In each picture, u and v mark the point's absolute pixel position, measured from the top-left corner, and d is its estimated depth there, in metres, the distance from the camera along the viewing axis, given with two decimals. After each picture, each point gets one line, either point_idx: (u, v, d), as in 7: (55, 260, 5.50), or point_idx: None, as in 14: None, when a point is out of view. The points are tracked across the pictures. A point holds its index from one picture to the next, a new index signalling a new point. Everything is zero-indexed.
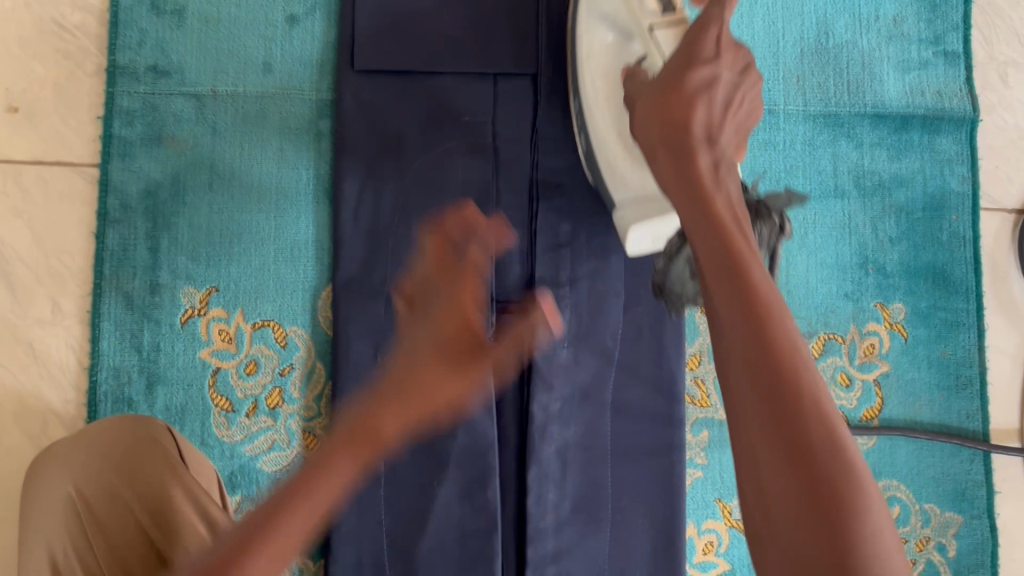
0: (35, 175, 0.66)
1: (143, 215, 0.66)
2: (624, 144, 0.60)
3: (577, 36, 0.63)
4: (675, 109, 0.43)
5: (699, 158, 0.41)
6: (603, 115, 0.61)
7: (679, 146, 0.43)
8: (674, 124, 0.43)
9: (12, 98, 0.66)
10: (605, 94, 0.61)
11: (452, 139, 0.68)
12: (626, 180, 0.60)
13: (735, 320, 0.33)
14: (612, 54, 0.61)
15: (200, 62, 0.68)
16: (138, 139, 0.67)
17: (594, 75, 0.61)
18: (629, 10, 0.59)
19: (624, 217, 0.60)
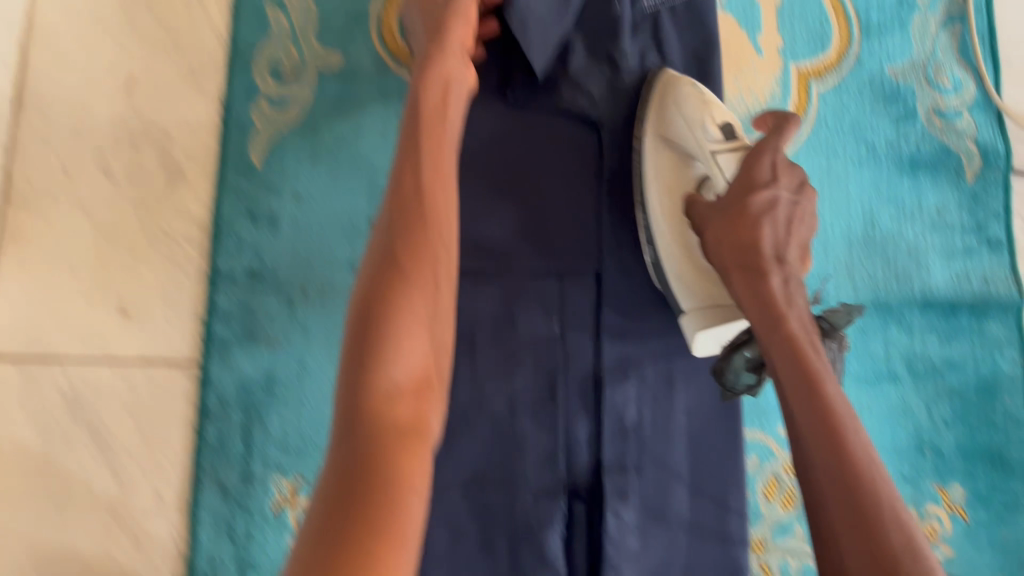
0: (143, 373, 0.72)
1: (239, 409, 0.72)
2: (690, 257, 0.65)
3: (645, 155, 0.69)
4: (745, 232, 0.53)
5: (772, 281, 0.51)
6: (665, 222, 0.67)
7: (754, 267, 0.52)
8: (748, 246, 0.53)
9: (125, 302, 0.73)
10: (670, 212, 0.67)
11: (522, 332, 0.72)
12: (694, 291, 0.64)
13: (830, 468, 0.41)
14: (678, 175, 0.68)
15: (292, 265, 0.74)
16: (235, 339, 0.73)
17: (659, 193, 0.67)
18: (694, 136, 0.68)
19: (688, 321, 0.64)
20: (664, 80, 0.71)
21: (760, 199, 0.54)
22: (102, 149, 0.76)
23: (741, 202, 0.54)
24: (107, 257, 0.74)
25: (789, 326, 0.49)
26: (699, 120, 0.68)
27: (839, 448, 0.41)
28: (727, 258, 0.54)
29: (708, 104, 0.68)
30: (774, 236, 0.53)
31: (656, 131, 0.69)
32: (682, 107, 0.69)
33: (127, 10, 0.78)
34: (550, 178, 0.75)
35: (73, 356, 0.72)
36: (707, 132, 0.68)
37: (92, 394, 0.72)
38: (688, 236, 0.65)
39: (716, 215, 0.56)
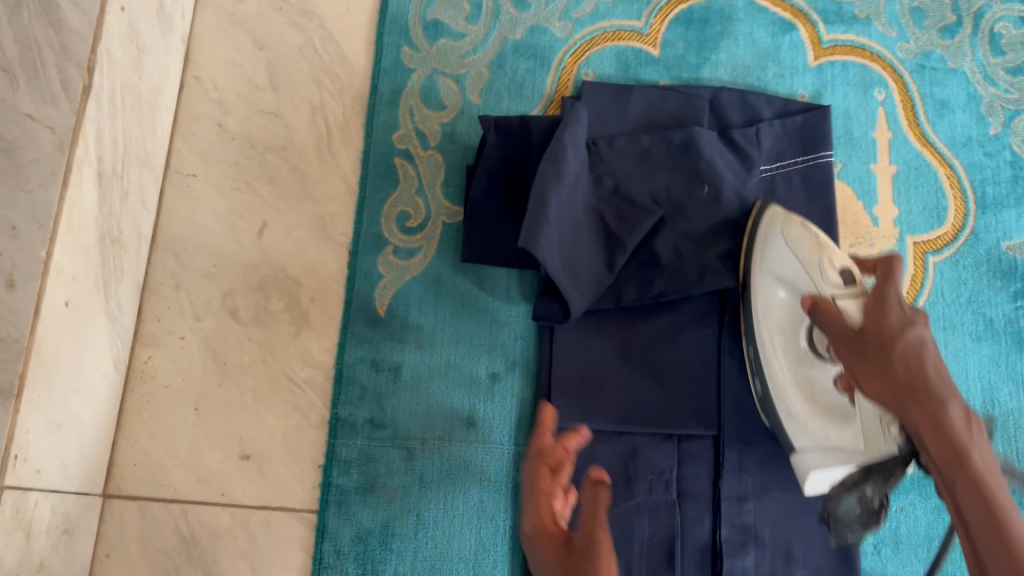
0: (260, 518, 0.73)
1: (354, 560, 0.72)
2: (805, 396, 0.67)
3: (755, 292, 0.70)
4: (905, 375, 0.54)
5: (953, 412, 0.51)
6: (781, 362, 0.68)
7: (918, 397, 0.52)
8: (912, 379, 0.53)
9: (246, 445, 0.74)
10: (783, 348, 0.68)
11: (641, 494, 0.72)
12: (808, 428, 0.66)
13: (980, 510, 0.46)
14: (789, 312, 0.68)
15: (414, 417, 0.75)
16: (353, 488, 0.73)
17: (772, 331, 0.69)
18: (808, 274, 0.65)
19: (806, 458, 0.66)
20: (770, 217, 0.71)
21: (900, 347, 0.55)
22: (231, 292, 0.78)
23: (881, 340, 0.56)
24: (230, 399, 0.75)
25: (971, 463, 0.48)
26: (815, 263, 0.65)
27: (1012, 558, 0.44)
28: (885, 400, 0.55)
29: (822, 245, 0.65)
30: (936, 368, 0.54)
31: (760, 267, 0.70)
32: (794, 246, 0.67)
33: (262, 157, 0.81)
34: (673, 340, 0.76)
35: (193, 498, 0.73)
36: (825, 275, 0.64)
37: (209, 538, 0.72)
38: (804, 371, 0.67)
39: (845, 348, 0.59)
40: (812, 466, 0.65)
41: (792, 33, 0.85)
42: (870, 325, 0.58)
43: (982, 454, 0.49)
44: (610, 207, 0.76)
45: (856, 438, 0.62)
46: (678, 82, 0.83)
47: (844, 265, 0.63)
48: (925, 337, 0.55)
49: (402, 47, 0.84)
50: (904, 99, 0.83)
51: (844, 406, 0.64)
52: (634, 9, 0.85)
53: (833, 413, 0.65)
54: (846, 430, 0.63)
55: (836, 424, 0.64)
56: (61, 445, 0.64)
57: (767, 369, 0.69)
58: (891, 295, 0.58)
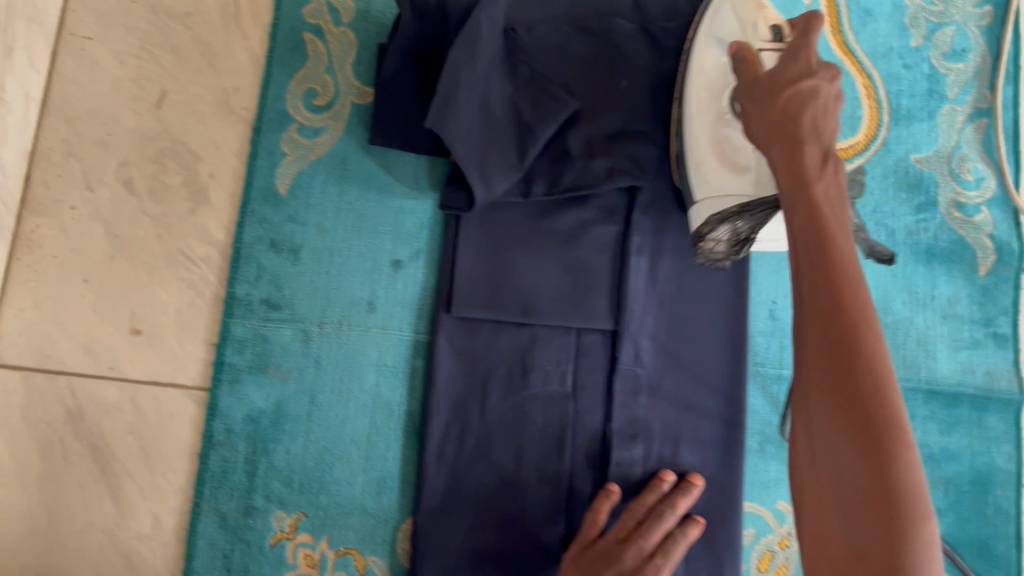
0: (149, 393, 0.71)
1: (245, 439, 0.71)
2: (714, 152, 0.65)
3: (692, 55, 0.68)
4: (790, 116, 0.50)
5: (809, 150, 0.49)
6: (700, 120, 0.66)
7: (791, 135, 0.50)
8: (789, 117, 0.50)
9: (137, 320, 0.72)
10: (704, 108, 0.66)
11: (536, 385, 0.73)
12: (710, 180, 0.64)
13: (807, 221, 0.46)
14: (720, 71, 0.66)
15: (311, 299, 0.74)
16: (246, 368, 0.72)
17: (699, 88, 0.66)
18: (747, 31, 0.64)
19: (704, 205, 0.65)
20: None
21: (790, 89, 0.51)
22: (127, 163, 0.75)
23: (773, 85, 0.53)
24: (121, 272, 0.73)
25: (814, 191, 0.47)
26: (753, 19, 0.64)
27: (828, 263, 0.44)
28: (763, 130, 0.52)
29: (763, 8, 0.64)
30: (813, 116, 0.50)
31: (705, 30, 0.67)
32: (735, 8, 0.66)
33: (164, 24, 0.77)
34: (578, 235, 0.75)
35: (79, 370, 0.71)
36: (756, 30, 0.63)
37: (97, 411, 0.71)
38: (718, 129, 0.65)
39: (742, 91, 0.56)
40: (704, 213, 0.64)
41: None
42: (779, 66, 0.53)
43: (825, 190, 0.47)
44: (526, 96, 0.74)
45: (748, 185, 0.62)
46: None
47: (774, 23, 0.63)
48: (822, 86, 0.51)
49: None
50: (831, 4, 0.81)
51: (746, 163, 0.63)
52: None
53: (737, 164, 0.63)
54: (739, 181, 0.63)
55: (735, 173, 0.63)
56: None
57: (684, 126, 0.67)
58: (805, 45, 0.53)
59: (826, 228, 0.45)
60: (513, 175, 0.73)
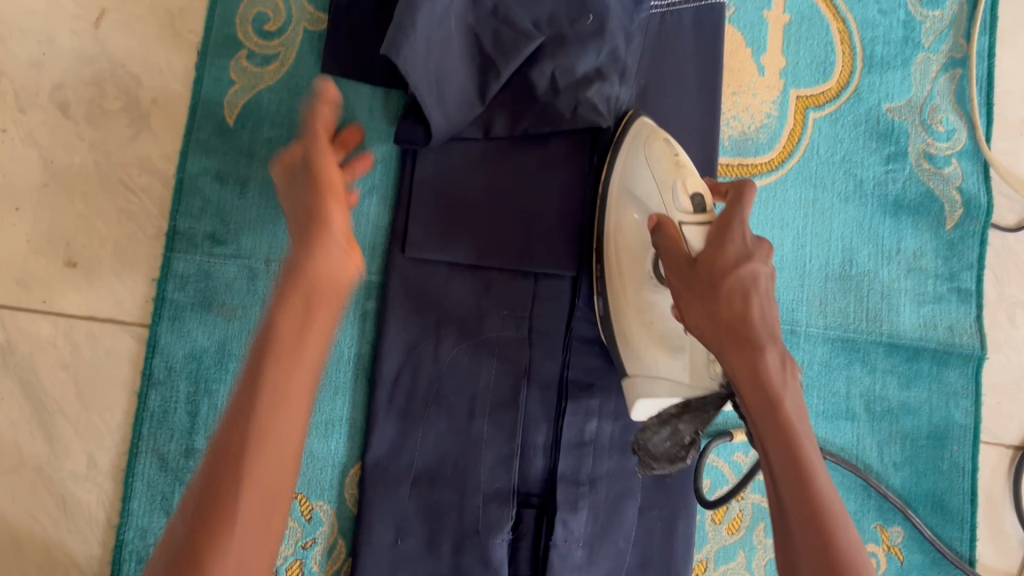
0: (85, 329, 0.68)
1: (186, 378, 0.68)
2: (639, 319, 0.62)
3: (611, 212, 0.66)
4: (736, 309, 0.51)
5: (768, 357, 0.49)
6: (625, 292, 0.64)
7: (745, 342, 0.50)
8: (738, 317, 0.51)
9: (72, 252, 0.69)
10: (629, 275, 0.63)
11: (491, 330, 0.70)
12: (641, 357, 0.62)
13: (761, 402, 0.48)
14: (636, 234, 0.63)
15: (259, 236, 0.70)
16: (189, 305, 0.69)
17: (621, 281, 0.64)
18: (662, 196, 0.61)
19: (635, 384, 0.61)
20: (636, 132, 0.65)
21: (733, 278, 0.52)
22: (63, 85, 0.70)
23: (712, 273, 0.53)
24: (56, 201, 0.69)
25: (784, 410, 0.47)
26: (670, 185, 0.60)
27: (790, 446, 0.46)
28: (714, 330, 0.52)
29: (679, 167, 0.61)
30: (759, 303, 0.52)
31: (621, 184, 0.65)
32: (653, 169, 0.62)
33: None
34: (538, 177, 0.73)
35: (10, 303, 0.68)
36: (676, 200, 0.59)
37: (29, 347, 0.67)
38: (643, 295, 0.62)
39: (677, 278, 0.56)
40: (638, 395, 0.61)
41: None
42: (713, 248, 0.54)
43: (791, 398, 0.49)
44: (487, 28, 0.69)
45: (684, 371, 0.59)
46: None
47: (695, 190, 0.59)
48: (759, 271, 0.53)
49: None
50: None
51: (670, 374, 0.59)
52: None
53: (666, 344, 0.60)
54: (671, 365, 0.60)
55: (666, 358, 0.60)
56: None
57: (610, 288, 0.65)
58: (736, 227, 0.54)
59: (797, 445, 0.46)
60: (474, 110, 0.71)
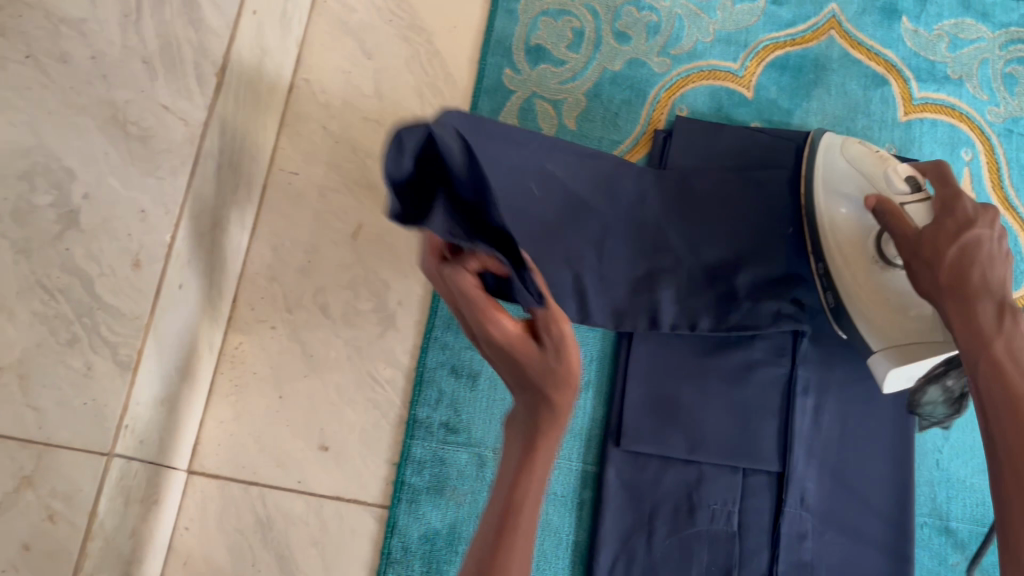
0: (334, 508, 0.76)
1: (421, 558, 0.74)
2: (881, 300, 0.66)
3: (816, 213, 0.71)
4: (965, 265, 0.57)
5: (983, 309, 0.55)
6: (852, 274, 0.68)
7: (965, 292, 0.56)
8: (962, 270, 0.57)
9: (325, 437, 0.77)
10: (854, 262, 0.68)
11: (702, 523, 0.74)
12: (887, 330, 0.65)
13: (949, 273, 0.58)
14: (857, 226, 0.69)
15: (487, 426, 0.78)
16: (425, 488, 0.76)
17: (845, 271, 0.68)
18: (874, 184, 0.68)
19: (883, 361, 0.65)
20: (827, 144, 0.73)
21: (955, 245, 0.58)
22: (323, 289, 0.81)
23: (941, 240, 0.59)
24: (314, 390, 0.79)
25: (995, 349, 0.54)
26: (881, 173, 0.68)
27: (971, 310, 0.56)
28: (936, 287, 0.58)
29: (884, 162, 0.69)
30: (983, 267, 0.57)
31: (824, 189, 0.71)
32: (857, 165, 0.70)
33: (362, 162, 0.85)
34: (745, 373, 0.77)
35: (271, 482, 0.76)
36: (891, 183, 0.66)
37: (286, 522, 0.75)
38: (876, 278, 0.67)
39: (909, 242, 0.61)
40: (892, 368, 0.65)
41: (884, 87, 0.87)
42: (936, 221, 0.61)
43: (1006, 346, 0.54)
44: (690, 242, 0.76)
45: (937, 327, 0.63)
46: (768, 124, 0.86)
47: (908, 174, 0.66)
48: (984, 235, 0.59)
49: (504, 67, 0.87)
50: (991, 161, 0.85)
51: (924, 338, 0.63)
52: (731, 51, 0.88)
53: (908, 314, 0.65)
54: (923, 327, 0.63)
55: (916, 320, 0.64)
56: (159, 419, 0.68)
57: (838, 278, 0.69)
58: (957, 200, 0.61)
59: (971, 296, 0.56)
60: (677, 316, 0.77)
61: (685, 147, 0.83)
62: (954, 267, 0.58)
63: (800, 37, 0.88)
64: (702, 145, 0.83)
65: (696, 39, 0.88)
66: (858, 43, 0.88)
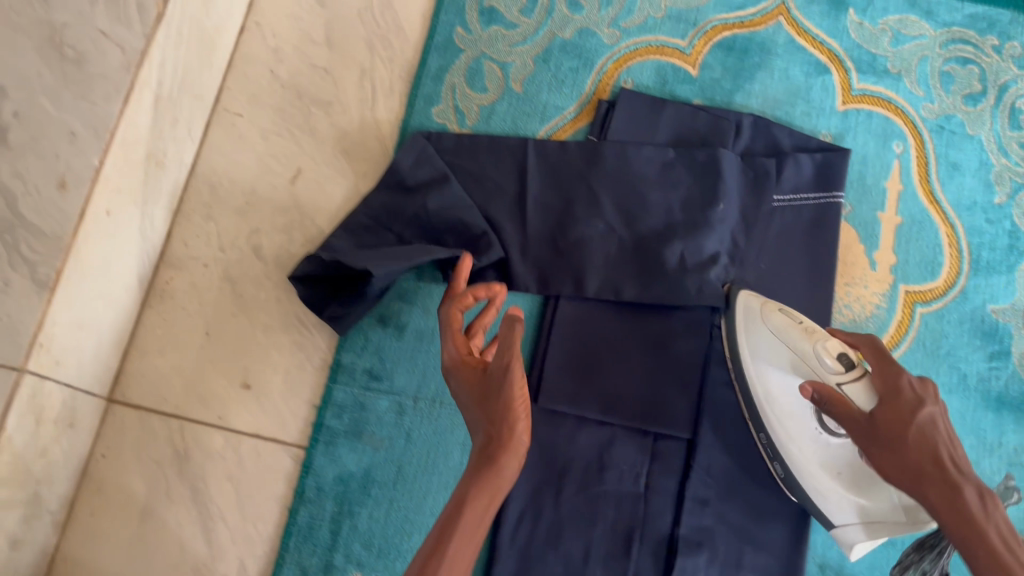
0: (251, 445, 0.77)
1: (333, 499, 0.76)
2: (832, 474, 0.69)
3: (750, 387, 0.73)
4: (930, 449, 0.57)
5: (968, 496, 0.55)
6: (801, 450, 0.70)
7: (946, 482, 0.56)
8: (931, 457, 0.57)
9: (248, 375, 0.78)
10: (798, 435, 0.70)
11: (610, 483, 0.77)
12: (845, 506, 0.69)
13: (917, 459, 0.58)
14: (792, 399, 0.71)
15: (410, 375, 0.79)
16: (342, 432, 0.77)
17: (792, 448, 0.71)
18: (805, 363, 0.67)
19: (850, 532, 0.70)
20: (744, 310, 0.73)
21: (917, 428, 0.58)
22: (258, 231, 0.82)
23: (894, 425, 0.59)
24: (241, 329, 0.79)
25: (991, 538, 0.53)
26: (810, 352, 0.66)
27: (957, 503, 0.55)
28: (909, 481, 0.58)
29: (810, 333, 0.66)
30: (948, 450, 0.57)
31: (755, 362, 0.72)
32: (785, 338, 0.68)
33: (307, 109, 0.85)
34: (664, 343, 0.79)
35: (192, 416, 0.77)
36: (823, 362, 0.65)
37: (203, 456, 0.76)
38: (823, 448, 0.69)
39: (861, 437, 0.61)
40: (857, 540, 0.69)
41: (825, 76, 0.89)
42: (881, 407, 0.60)
43: (999, 533, 0.53)
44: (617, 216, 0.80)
45: (897, 511, 0.66)
46: (710, 103, 0.87)
47: (838, 349, 0.64)
48: (934, 412, 0.59)
49: (456, 27, 0.88)
50: (920, 155, 0.87)
51: (884, 514, 0.67)
52: (680, 29, 0.89)
53: (864, 487, 0.68)
54: (886, 506, 0.67)
55: (873, 495, 0.68)
56: (77, 342, 0.68)
57: (787, 454, 0.71)
58: (900, 375, 0.61)
59: (950, 486, 0.56)
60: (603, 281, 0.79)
61: (628, 118, 0.84)
62: (923, 456, 0.57)
63: (748, 20, 0.90)
64: (643, 117, 0.84)
65: (647, 14, 0.90)
66: (803, 31, 0.90)
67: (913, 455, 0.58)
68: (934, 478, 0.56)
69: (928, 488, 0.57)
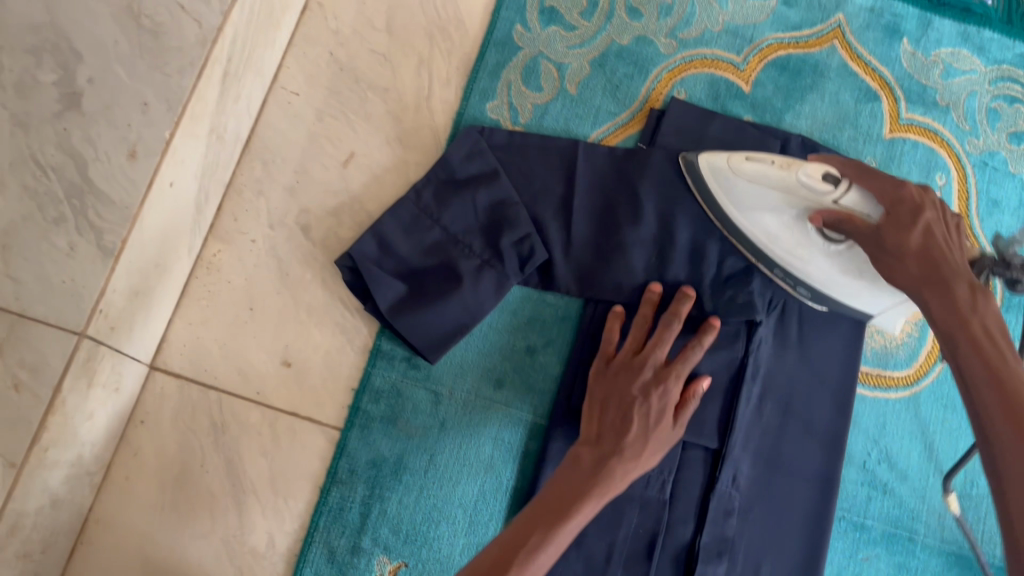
0: (287, 423, 0.78)
1: (365, 482, 0.77)
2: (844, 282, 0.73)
3: (743, 229, 0.74)
4: (940, 254, 0.61)
5: (958, 290, 0.59)
6: (812, 270, 0.73)
7: (939, 281, 0.60)
8: (934, 257, 0.61)
9: (289, 353, 0.79)
10: (805, 260, 0.73)
11: (638, 487, 0.77)
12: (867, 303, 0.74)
13: (921, 266, 0.61)
14: (782, 227, 0.72)
15: (448, 364, 0.80)
16: (378, 418, 0.79)
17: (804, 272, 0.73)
18: (794, 193, 0.68)
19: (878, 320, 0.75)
20: (714, 164, 0.73)
21: (919, 235, 0.62)
22: (308, 211, 0.82)
23: (904, 225, 0.63)
24: (285, 307, 0.80)
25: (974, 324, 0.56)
26: (794, 182, 0.67)
27: (955, 295, 0.58)
28: (917, 275, 0.62)
29: (789, 164, 0.68)
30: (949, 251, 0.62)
31: (740, 206, 0.73)
32: (768, 176, 0.69)
33: (363, 93, 0.86)
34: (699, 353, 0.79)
35: (231, 389, 0.78)
36: (812, 190, 0.67)
37: (239, 430, 0.78)
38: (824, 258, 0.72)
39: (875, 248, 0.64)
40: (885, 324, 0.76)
41: (875, 103, 0.90)
42: (891, 214, 0.64)
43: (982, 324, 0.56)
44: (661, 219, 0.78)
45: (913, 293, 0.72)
46: (760, 121, 0.88)
47: (822, 171, 0.66)
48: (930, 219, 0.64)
49: (516, 24, 0.89)
50: (962, 188, 0.89)
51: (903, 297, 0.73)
52: (736, 44, 0.90)
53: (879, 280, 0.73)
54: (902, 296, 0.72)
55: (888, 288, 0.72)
56: (131, 309, 0.69)
57: (803, 279, 0.74)
58: (897, 187, 0.66)
59: (949, 280, 0.59)
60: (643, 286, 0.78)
61: (674, 129, 0.85)
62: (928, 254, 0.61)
63: (803, 41, 0.91)
64: (689, 130, 0.85)
65: (705, 26, 0.90)
66: (857, 56, 0.91)
67: (916, 256, 0.62)
68: (940, 272, 0.60)
69: (935, 285, 0.60)
